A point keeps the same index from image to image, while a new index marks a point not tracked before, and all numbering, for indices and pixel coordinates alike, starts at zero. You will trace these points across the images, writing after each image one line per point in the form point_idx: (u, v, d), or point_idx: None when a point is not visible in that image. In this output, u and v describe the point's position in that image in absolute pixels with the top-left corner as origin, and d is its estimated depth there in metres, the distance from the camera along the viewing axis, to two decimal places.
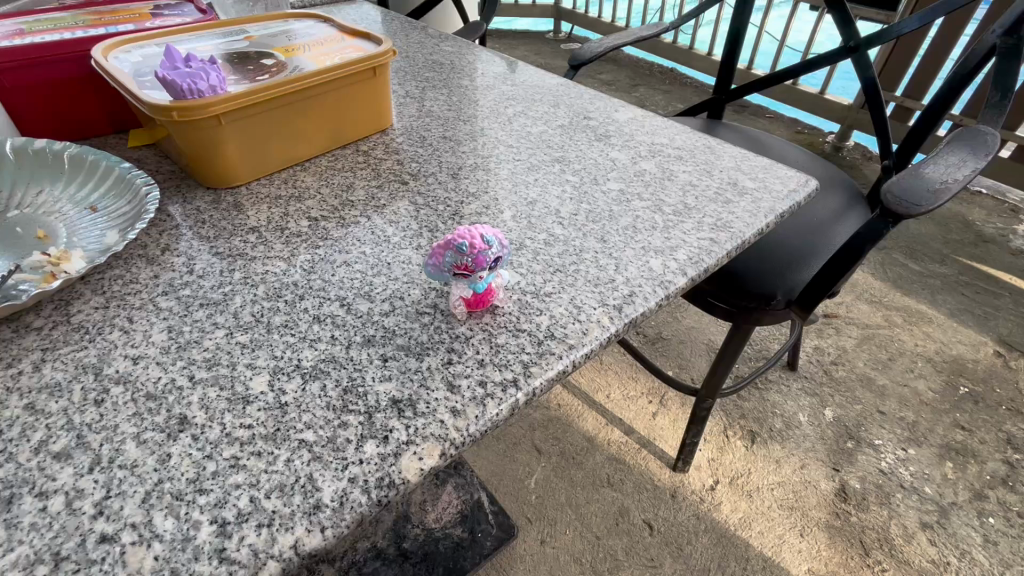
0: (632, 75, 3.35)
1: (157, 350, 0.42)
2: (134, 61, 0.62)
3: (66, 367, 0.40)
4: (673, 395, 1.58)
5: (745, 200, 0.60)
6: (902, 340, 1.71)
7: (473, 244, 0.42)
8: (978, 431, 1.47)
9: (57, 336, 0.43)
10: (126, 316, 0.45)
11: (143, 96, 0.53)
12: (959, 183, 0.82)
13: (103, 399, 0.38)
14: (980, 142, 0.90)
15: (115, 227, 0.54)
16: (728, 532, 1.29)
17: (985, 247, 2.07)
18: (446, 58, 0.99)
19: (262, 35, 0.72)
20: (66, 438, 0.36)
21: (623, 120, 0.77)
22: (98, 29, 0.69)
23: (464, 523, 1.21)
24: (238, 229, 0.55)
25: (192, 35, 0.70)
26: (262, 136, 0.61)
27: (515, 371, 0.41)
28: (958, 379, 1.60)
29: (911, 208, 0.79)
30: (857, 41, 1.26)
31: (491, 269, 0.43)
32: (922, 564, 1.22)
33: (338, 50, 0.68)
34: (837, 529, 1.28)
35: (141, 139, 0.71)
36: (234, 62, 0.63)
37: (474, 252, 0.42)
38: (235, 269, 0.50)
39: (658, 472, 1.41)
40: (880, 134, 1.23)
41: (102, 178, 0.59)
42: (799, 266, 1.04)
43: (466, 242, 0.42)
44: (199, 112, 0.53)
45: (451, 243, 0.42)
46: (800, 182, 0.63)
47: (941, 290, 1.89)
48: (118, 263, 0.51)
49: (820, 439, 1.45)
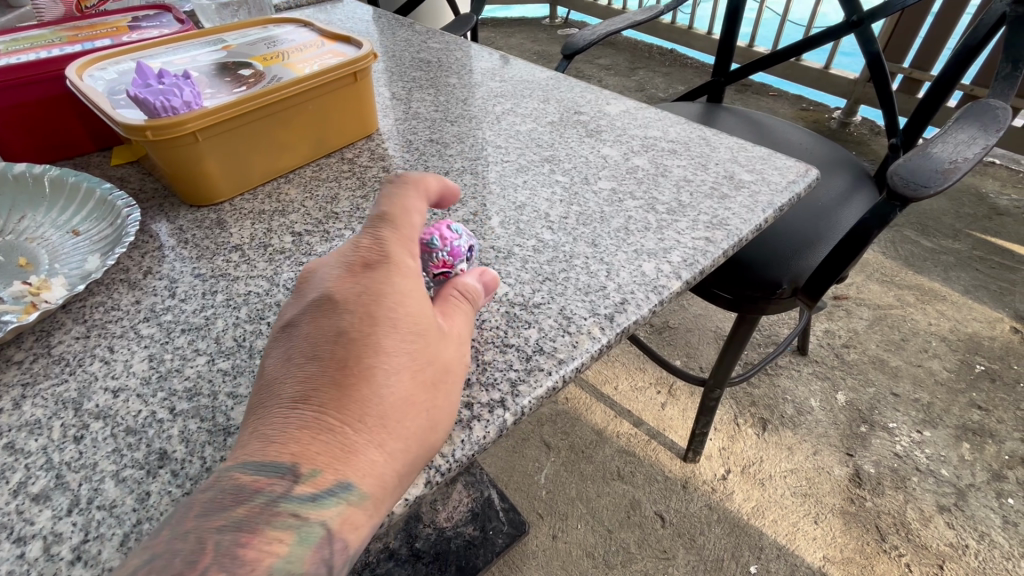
0: (631, 58, 3.30)
1: (138, 381, 0.41)
2: (109, 79, 0.61)
3: (46, 404, 0.40)
4: (682, 385, 1.57)
5: (742, 193, 0.57)
6: (916, 319, 1.68)
7: (445, 238, 0.45)
8: (995, 410, 1.45)
9: (38, 369, 0.43)
10: (107, 346, 0.44)
11: (117, 116, 0.52)
12: (968, 162, 0.80)
13: (82, 435, 0.38)
14: (990, 118, 0.88)
15: (96, 252, 0.53)
16: (741, 521, 1.28)
17: (1000, 220, 2.02)
18: (433, 55, 0.97)
19: (240, 44, 0.70)
20: (45, 478, 0.35)
21: (614, 113, 0.74)
22: (75, 46, 0.68)
23: (475, 521, 1.25)
24: (221, 248, 0.54)
25: (169, 48, 0.68)
26: (241, 150, 0.59)
27: (502, 390, 0.40)
28: (974, 358, 1.57)
29: (917, 189, 0.78)
30: (860, 15, 1.22)
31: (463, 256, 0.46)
32: (940, 548, 1.21)
33: (317, 56, 0.66)
34: (852, 515, 1.27)
35: (124, 157, 0.70)
36: (212, 74, 0.62)
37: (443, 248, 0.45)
38: (217, 291, 0.49)
39: (669, 463, 1.40)
40: (886, 112, 1.19)
41: (83, 201, 0.58)
42: (804, 254, 1.02)
43: (437, 238, 0.45)
44: (177, 131, 0.51)
45: (422, 241, 0.44)
46: (800, 172, 0.61)
47: (954, 267, 1.85)
48: (99, 289, 0.50)
49: (833, 424, 1.44)
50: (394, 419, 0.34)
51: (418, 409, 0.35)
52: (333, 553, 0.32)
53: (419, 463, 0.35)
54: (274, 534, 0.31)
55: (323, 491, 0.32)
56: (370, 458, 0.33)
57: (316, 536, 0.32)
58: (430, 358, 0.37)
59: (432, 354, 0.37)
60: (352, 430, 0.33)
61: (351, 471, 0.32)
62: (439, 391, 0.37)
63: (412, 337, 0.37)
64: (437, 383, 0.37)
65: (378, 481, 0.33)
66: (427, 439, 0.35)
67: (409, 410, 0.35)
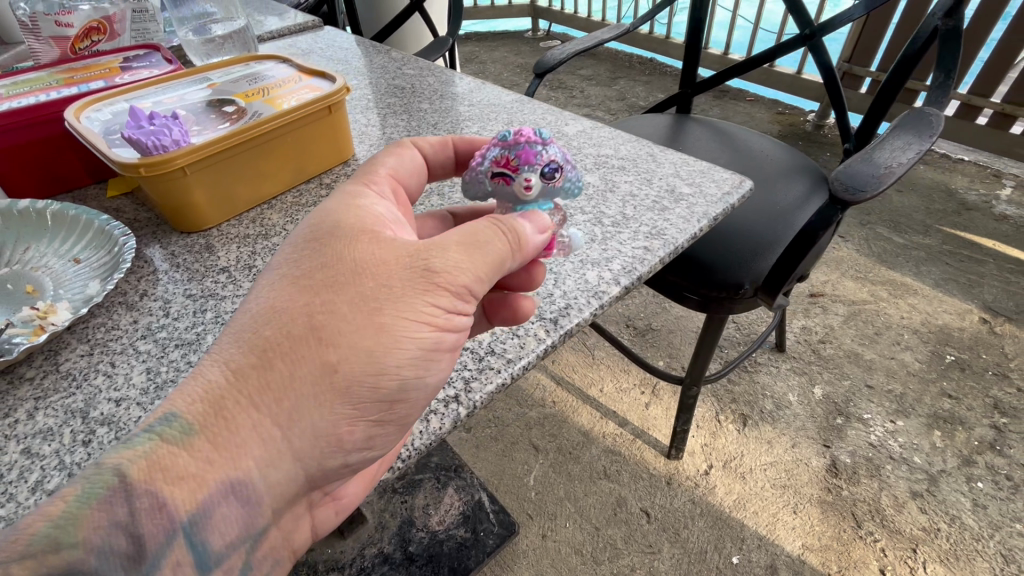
0: (611, 68, 3.39)
1: (138, 391, 0.47)
2: (104, 120, 0.67)
3: (57, 414, 0.45)
4: (665, 385, 1.63)
5: (681, 205, 0.64)
6: (889, 313, 1.75)
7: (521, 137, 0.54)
8: (965, 398, 1.51)
9: (48, 384, 0.48)
10: (109, 361, 0.50)
11: (112, 155, 0.58)
12: (902, 167, 0.87)
13: (90, 439, 0.43)
14: (925, 125, 0.95)
15: (96, 278, 0.59)
16: (723, 514, 1.33)
17: (968, 215, 2.10)
18: (407, 82, 1.03)
19: (224, 82, 0.76)
20: (59, 476, 0.41)
21: (571, 133, 0.81)
22: (71, 89, 0.74)
23: (466, 524, 1.31)
24: (210, 270, 0.60)
25: (159, 87, 0.74)
26: (223, 180, 0.65)
27: (457, 388, 0.48)
28: (945, 349, 1.63)
29: (855, 193, 0.85)
30: (812, 29, 1.29)
31: (533, 166, 0.53)
32: (913, 532, 1.26)
33: (296, 92, 0.72)
34: (829, 503, 1.33)
35: (119, 188, 0.76)
36: (198, 113, 0.68)
37: (526, 145, 0.53)
38: (206, 309, 0.55)
39: (654, 460, 1.45)
40: (839, 119, 1.27)
41: (82, 231, 0.64)
42: (763, 255, 1.08)
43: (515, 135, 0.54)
44: (166, 167, 0.57)
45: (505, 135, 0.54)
46: (734, 184, 0.67)
47: (925, 261, 1.92)
48: (101, 311, 0.55)
49: (810, 417, 1.50)
50: (261, 327, 0.42)
51: (288, 318, 0.42)
52: (115, 509, 0.37)
53: (296, 379, 0.40)
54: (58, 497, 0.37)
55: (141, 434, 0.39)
56: (209, 385, 0.40)
57: (103, 491, 0.37)
58: (325, 274, 0.44)
59: (329, 268, 0.44)
60: (222, 358, 0.41)
61: (164, 402, 0.39)
62: (319, 304, 0.43)
63: (313, 262, 0.45)
64: (318, 297, 0.43)
65: (204, 415, 0.39)
66: (285, 353, 0.41)
67: (279, 322, 0.42)
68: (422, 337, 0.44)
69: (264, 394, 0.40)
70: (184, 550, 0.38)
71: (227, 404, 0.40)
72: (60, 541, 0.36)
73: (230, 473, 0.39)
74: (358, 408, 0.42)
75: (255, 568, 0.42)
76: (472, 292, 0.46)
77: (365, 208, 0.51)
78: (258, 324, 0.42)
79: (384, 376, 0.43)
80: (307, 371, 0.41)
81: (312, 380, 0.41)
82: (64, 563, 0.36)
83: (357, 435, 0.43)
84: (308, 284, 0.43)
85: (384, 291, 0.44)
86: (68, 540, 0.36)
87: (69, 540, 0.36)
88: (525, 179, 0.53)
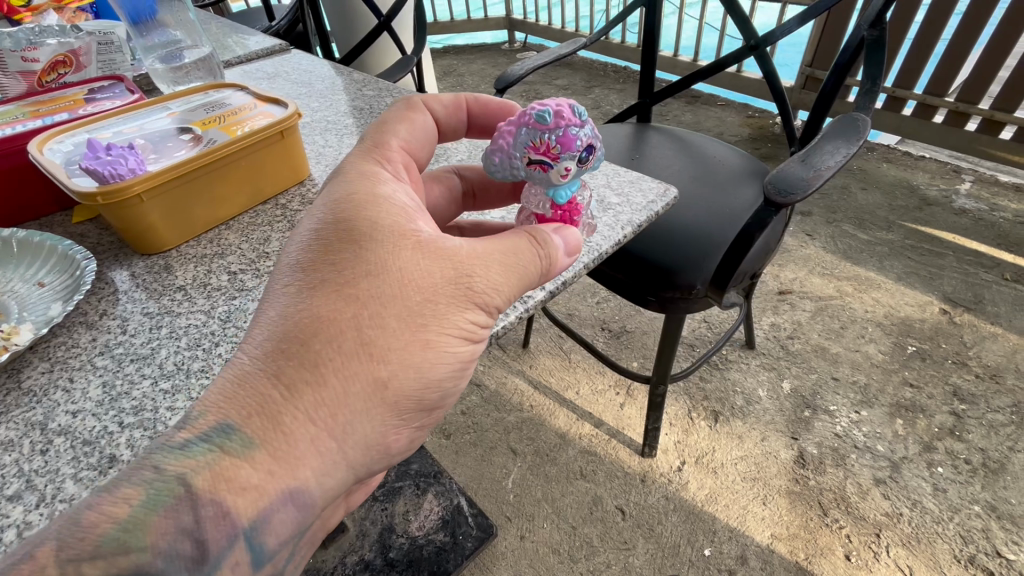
0: (586, 77, 3.46)
1: (93, 403, 0.51)
2: (65, 151, 0.71)
3: (17, 426, 0.49)
4: (639, 385, 1.67)
5: (608, 214, 0.69)
6: (853, 308, 1.81)
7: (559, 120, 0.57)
8: (926, 386, 1.57)
9: (11, 400, 0.52)
10: (68, 376, 0.53)
11: (71, 185, 0.62)
12: (831, 171, 0.93)
13: (47, 448, 0.47)
14: (853, 130, 1.01)
15: (58, 300, 0.62)
16: (695, 509, 1.38)
17: (929, 210, 2.18)
18: (366, 102, 1.08)
19: (183, 111, 0.80)
20: (17, 483, 0.45)
21: None
22: (36, 122, 0.78)
23: (445, 528, 1.34)
24: (168, 289, 0.64)
25: (120, 118, 0.78)
26: (184, 204, 0.69)
27: None
28: (906, 339, 1.70)
29: (785, 196, 0.91)
30: (756, 40, 1.35)
31: (573, 153, 0.58)
32: (877, 518, 1.31)
33: (250, 119, 0.76)
34: (797, 493, 1.37)
35: (84, 214, 0.79)
36: (155, 142, 0.72)
37: (566, 130, 0.57)
38: (162, 326, 0.59)
39: (628, 459, 1.50)
40: (785, 125, 1.33)
41: (47, 256, 0.68)
42: (712, 255, 1.14)
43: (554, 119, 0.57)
44: (124, 197, 0.62)
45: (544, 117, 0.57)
46: (659, 193, 0.72)
47: (888, 256, 1.99)
48: (61, 332, 0.59)
49: (778, 411, 1.55)
50: (313, 341, 0.46)
51: (339, 333, 0.46)
52: (181, 516, 0.41)
53: (348, 393, 0.46)
54: (121, 498, 0.41)
55: (198, 442, 0.44)
56: (264, 394, 0.44)
57: (172, 497, 0.41)
58: (371, 287, 0.48)
59: (376, 282, 0.49)
60: (258, 366, 0.45)
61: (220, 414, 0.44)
62: (370, 318, 0.47)
63: (357, 274, 0.49)
64: (367, 312, 0.47)
65: (262, 427, 0.44)
66: (345, 368, 0.46)
67: (332, 338, 0.46)
68: (460, 349, 0.51)
69: (318, 408, 0.45)
70: (242, 551, 0.43)
71: (290, 419, 0.44)
72: (128, 545, 0.40)
73: (295, 483, 0.44)
74: (403, 418, 0.49)
75: (298, 553, 0.48)
76: (502, 310, 0.54)
77: (395, 210, 0.55)
78: (305, 336, 0.46)
79: (428, 390, 0.50)
80: (361, 386, 0.46)
81: (364, 393, 0.46)
82: (134, 564, 0.39)
83: (401, 442, 0.51)
84: (358, 298, 0.48)
85: (430, 308, 0.49)
86: (137, 544, 0.40)
87: (137, 545, 0.40)
88: (564, 167, 0.59)
